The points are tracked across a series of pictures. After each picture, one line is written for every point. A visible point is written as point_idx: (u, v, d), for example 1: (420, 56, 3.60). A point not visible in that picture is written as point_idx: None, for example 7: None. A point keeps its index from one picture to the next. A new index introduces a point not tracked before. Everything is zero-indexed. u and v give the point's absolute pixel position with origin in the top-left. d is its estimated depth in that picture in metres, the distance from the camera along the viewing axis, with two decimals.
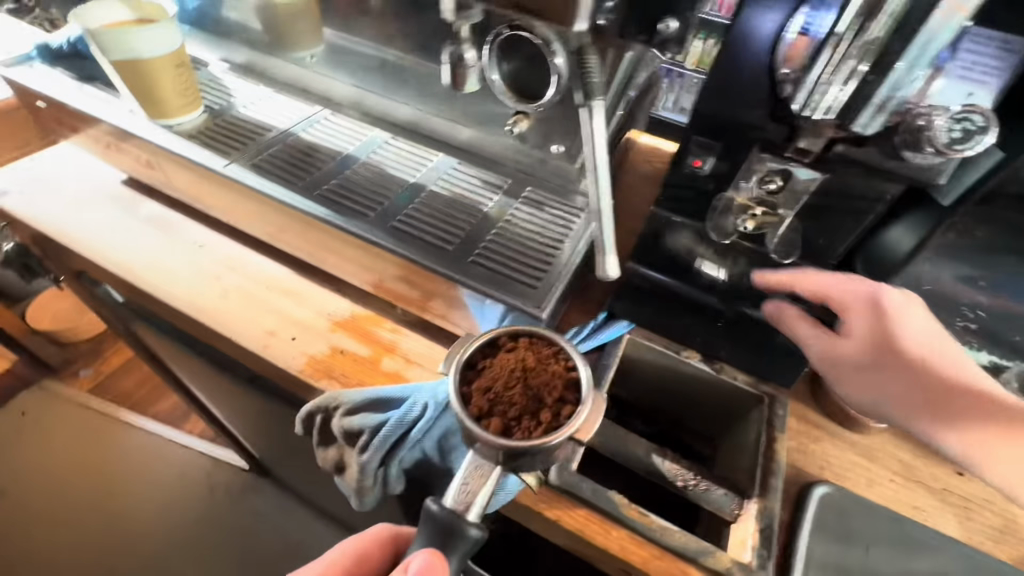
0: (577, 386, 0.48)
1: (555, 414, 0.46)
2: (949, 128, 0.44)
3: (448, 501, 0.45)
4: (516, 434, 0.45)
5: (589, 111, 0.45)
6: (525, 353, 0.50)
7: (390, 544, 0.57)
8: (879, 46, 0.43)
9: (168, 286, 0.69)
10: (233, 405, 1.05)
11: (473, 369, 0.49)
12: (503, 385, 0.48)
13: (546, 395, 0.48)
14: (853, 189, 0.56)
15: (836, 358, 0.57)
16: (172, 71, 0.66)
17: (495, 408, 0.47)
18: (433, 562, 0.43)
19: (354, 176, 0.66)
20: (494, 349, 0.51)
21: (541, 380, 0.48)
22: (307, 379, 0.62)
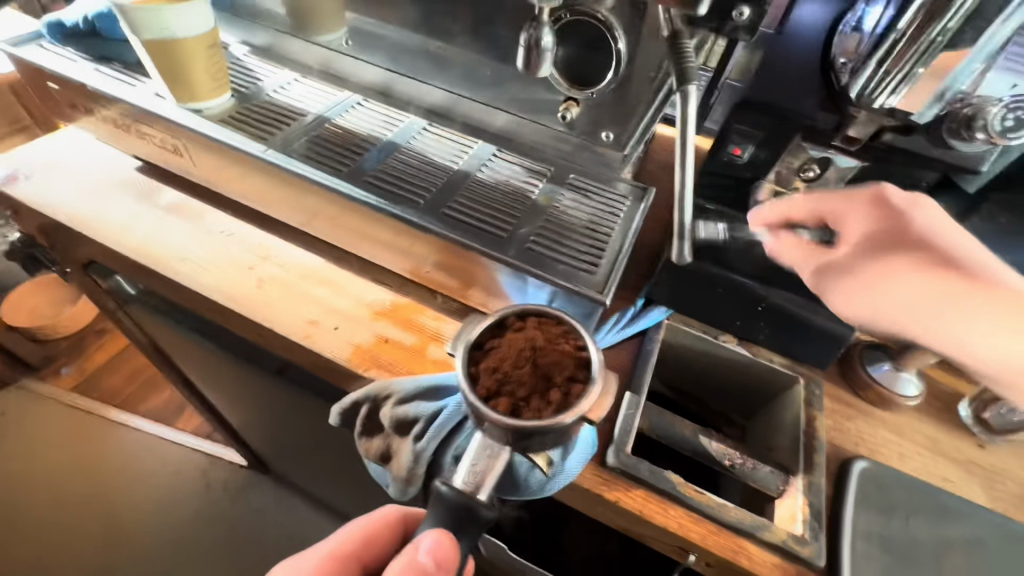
0: (588, 366, 0.47)
1: (566, 394, 0.45)
2: (1004, 117, 0.46)
3: (457, 483, 0.45)
4: (525, 415, 0.44)
5: (683, 95, 0.44)
6: (534, 333, 0.49)
7: (398, 525, 0.57)
8: (949, 36, 0.44)
9: (198, 274, 0.67)
10: (245, 399, 1.03)
11: (480, 349, 0.49)
12: (512, 364, 0.47)
13: (556, 375, 0.47)
14: (892, 178, 0.58)
15: (817, 257, 0.58)
16: (204, 53, 0.64)
17: (503, 388, 0.46)
18: (441, 543, 0.43)
19: (396, 162, 0.65)
20: (503, 329, 0.50)
21: (550, 359, 0.47)
22: (354, 368, 0.61)
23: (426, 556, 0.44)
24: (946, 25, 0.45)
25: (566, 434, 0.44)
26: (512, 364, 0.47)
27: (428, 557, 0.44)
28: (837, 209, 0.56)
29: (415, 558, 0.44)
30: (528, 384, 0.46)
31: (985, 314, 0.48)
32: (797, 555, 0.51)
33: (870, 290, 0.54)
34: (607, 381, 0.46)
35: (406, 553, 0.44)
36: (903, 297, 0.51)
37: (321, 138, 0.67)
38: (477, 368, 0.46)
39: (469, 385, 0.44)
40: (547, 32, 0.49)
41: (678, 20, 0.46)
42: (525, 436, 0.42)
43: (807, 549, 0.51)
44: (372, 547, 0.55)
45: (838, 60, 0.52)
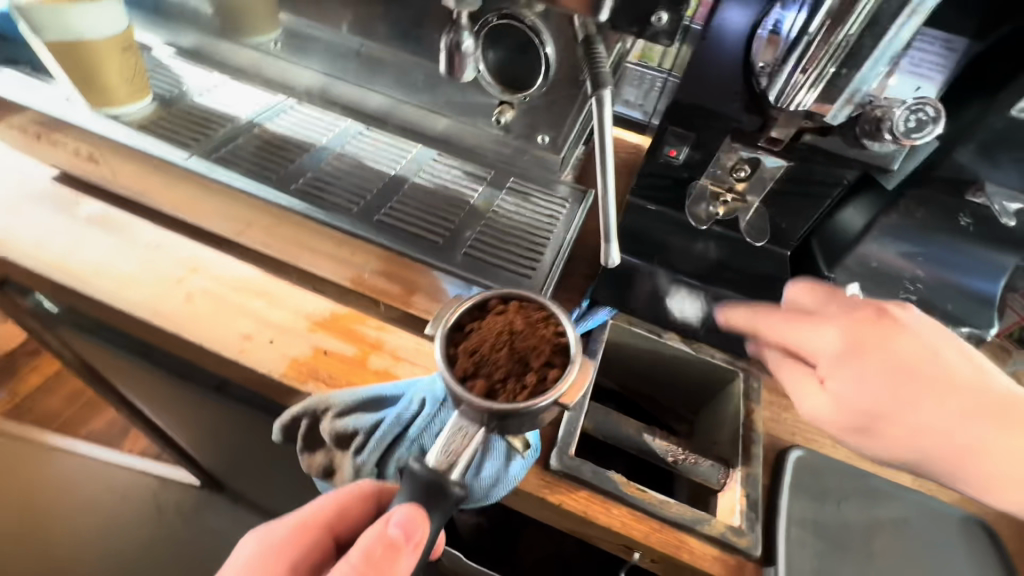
0: (566, 351, 0.46)
1: (541, 378, 0.45)
2: (906, 118, 0.48)
3: (431, 460, 0.44)
4: (501, 397, 0.44)
5: (597, 100, 0.45)
6: (514, 316, 0.48)
7: (372, 499, 0.51)
8: (851, 42, 0.45)
9: (121, 291, 0.63)
10: (191, 419, 0.98)
11: (460, 331, 0.48)
12: (490, 347, 0.46)
13: (533, 358, 0.46)
14: (815, 175, 0.63)
15: (827, 382, 0.47)
16: (120, 56, 0.61)
17: (481, 370, 0.46)
18: (413, 518, 0.43)
19: (331, 169, 0.63)
20: (482, 312, 0.49)
21: (529, 343, 0.46)
22: (291, 383, 0.59)
23: (396, 528, 0.43)
24: (850, 29, 0.45)
25: (542, 417, 0.44)
26: (490, 350, 0.46)
27: (397, 530, 0.42)
28: (811, 342, 0.49)
29: (385, 532, 0.43)
30: (506, 367, 0.46)
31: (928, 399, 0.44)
32: (735, 546, 0.52)
33: (861, 428, 0.46)
34: (585, 363, 0.45)
35: (376, 524, 0.43)
36: (843, 385, 0.46)
37: (252, 145, 0.65)
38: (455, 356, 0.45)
39: (445, 368, 0.43)
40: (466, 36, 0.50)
41: (591, 26, 0.48)
42: (495, 417, 0.42)
43: (744, 539, 0.53)
44: (344, 520, 0.51)
45: (757, 63, 0.54)
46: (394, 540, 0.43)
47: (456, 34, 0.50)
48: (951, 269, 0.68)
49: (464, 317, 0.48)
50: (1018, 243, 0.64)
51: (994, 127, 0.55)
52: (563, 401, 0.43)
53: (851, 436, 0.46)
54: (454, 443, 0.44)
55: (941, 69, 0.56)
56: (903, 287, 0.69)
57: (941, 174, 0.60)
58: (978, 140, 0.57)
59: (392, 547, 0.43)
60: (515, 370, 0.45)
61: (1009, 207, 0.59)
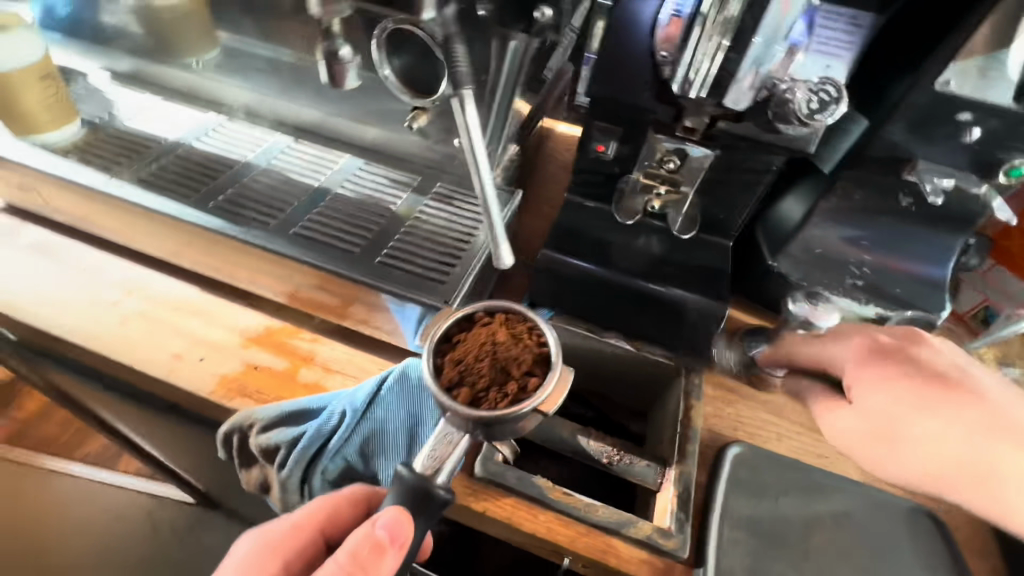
0: (548, 361, 0.44)
1: (523, 387, 0.43)
2: (808, 100, 0.47)
3: (418, 466, 0.44)
4: (483, 407, 0.41)
5: (458, 100, 0.42)
6: (499, 327, 0.45)
7: (364, 502, 0.50)
8: (736, 21, 0.44)
9: (55, 317, 0.64)
10: (162, 439, 0.99)
11: (447, 342, 0.45)
12: (473, 355, 0.43)
13: (515, 367, 0.43)
14: (744, 163, 0.61)
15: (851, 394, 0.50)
16: (36, 85, 0.62)
17: (465, 379, 0.43)
18: (399, 519, 0.41)
19: (253, 185, 0.64)
20: (470, 323, 0.47)
21: (511, 353, 0.44)
22: (219, 400, 0.59)
23: (382, 529, 0.41)
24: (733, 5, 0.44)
25: (523, 425, 0.42)
26: (478, 361, 0.43)
27: (382, 532, 0.41)
28: (840, 358, 0.54)
29: (372, 532, 0.41)
30: (489, 376, 0.43)
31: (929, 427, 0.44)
32: (661, 548, 0.51)
33: (866, 442, 0.48)
34: (565, 373, 0.43)
35: (362, 524, 0.41)
36: (868, 401, 0.48)
37: (177, 164, 0.65)
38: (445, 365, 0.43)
39: (428, 375, 0.41)
40: (342, 43, 0.49)
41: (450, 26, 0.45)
42: (479, 424, 0.40)
43: (672, 541, 0.51)
44: (335, 524, 0.49)
45: (660, 52, 0.51)
46: (381, 544, 0.41)
47: (332, 41, 0.49)
48: (899, 252, 0.66)
49: (455, 325, 0.45)
50: (963, 221, 0.61)
51: (920, 104, 0.53)
52: (545, 410, 0.41)
53: (873, 445, 0.47)
54: (441, 451, 0.43)
55: (849, 46, 0.54)
56: (850, 274, 0.67)
57: (875, 154, 0.58)
58: (907, 119, 0.54)
59: (379, 547, 0.41)
60: (503, 380, 0.43)
61: (941, 184, 0.56)
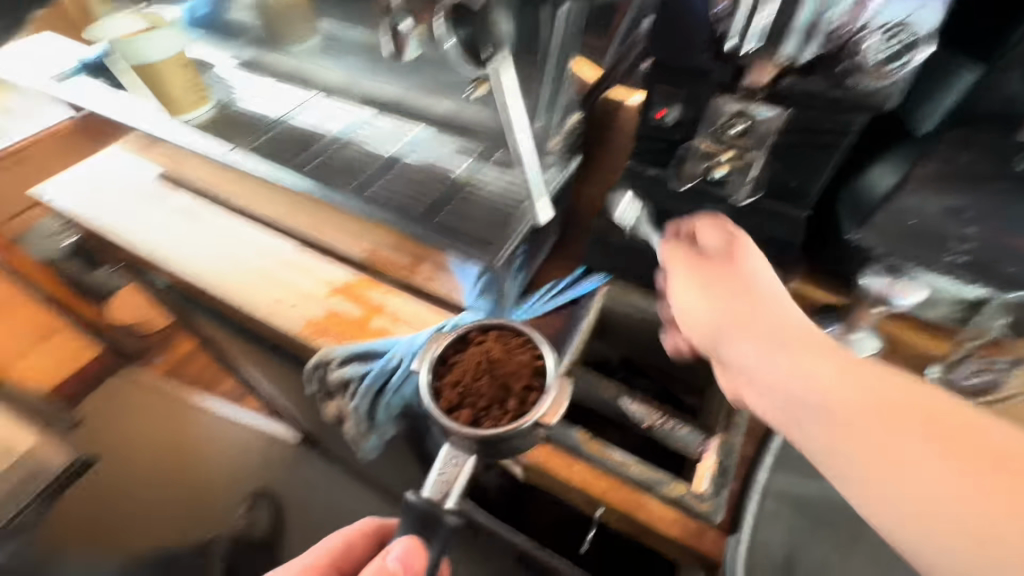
0: (543, 373, 0.50)
1: (522, 400, 0.48)
2: (883, 45, 0.44)
3: (426, 493, 0.47)
4: (485, 425, 0.47)
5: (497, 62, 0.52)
6: (493, 345, 0.52)
7: (373, 537, 0.60)
8: None
9: (191, 264, 0.78)
10: (272, 378, 1.16)
11: (445, 364, 0.51)
12: (471, 376, 0.50)
13: (514, 384, 0.50)
14: (819, 124, 0.54)
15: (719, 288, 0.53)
16: (179, 70, 0.75)
17: (465, 401, 0.49)
18: (412, 549, 0.45)
19: (338, 153, 0.72)
20: (464, 344, 0.53)
21: (508, 369, 0.50)
22: (306, 338, 0.69)
23: (394, 562, 0.44)
24: None
25: (526, 437, 0.47)
26: (471, 379, 0.50)
27: (396, 563, 0.44)
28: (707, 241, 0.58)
29: (384, 565, 0.44)
30: (488, 396, 0.49)
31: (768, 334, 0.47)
32: (693, 510, 0.51)
33: (741, 325, 0.48)
34: (562, 385, 0.49)
35: (375, 559, 0.45)
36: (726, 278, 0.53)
37: (280, 136, 0.75)
38: (442, 387, 0.49)
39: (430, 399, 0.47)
40: (401, 18, 0.55)
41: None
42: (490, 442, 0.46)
43: (704, 505, 0.51)
44: (349, 557, 0.58)
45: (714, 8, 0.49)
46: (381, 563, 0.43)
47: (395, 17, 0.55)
48: None
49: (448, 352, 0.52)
50: None
51: None
52: (544, 421, 0.47)
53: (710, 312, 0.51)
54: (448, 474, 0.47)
55: None
56: (948, 248, 0.58)
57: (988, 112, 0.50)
58: None
59: None
60: (500, 394, 0.50)
61: None
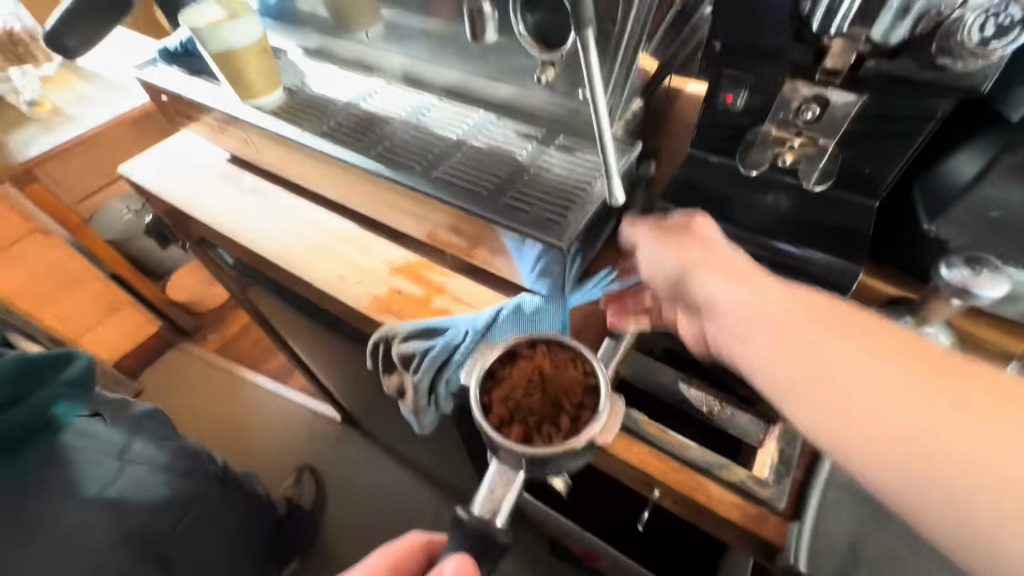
0: (596, 391, 0.47)
1: (575, 418, 0.46)
2: (982, 23, 0.43)
3: (478, 510, 0.45)
4: (538, 442, 0.45)
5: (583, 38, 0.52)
6: (542, 359, 0.50)
7: (423, 550, 0.54)
8: None
9: (261, 242, 0.83)
10: (324, 355, 1.21)
11: (492, 378, 0.50)
12: (522, 392, 0.48)
13: (567, 400, 0.47)
14: (898, 110, 0.53)
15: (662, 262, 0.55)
16: (256, 56, 0.78)
17: (516, 416, 0.47)
18: (465, 567, 0.42)
19: (404, 137, 0.75)
20: (512, 357, 0.51)
21: (559, 386, 0.48)
22: (370, 313, 0.72)
23: None
24: None
25: (581, 458, 0.45)
26: (520, 393, 0.48)
27: None
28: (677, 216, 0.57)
29: None
30: (539, 412, 0.47)
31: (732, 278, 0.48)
32: (755, 495, 0.52)
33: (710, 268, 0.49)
34: (614, 405, 0.46)
35: None
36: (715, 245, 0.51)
37: (349, 121, 0.79)
38: (491, 401, 0.48)
39: (481, 414, 0.45)
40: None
41: None
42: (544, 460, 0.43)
43: (766, 491, 0.52)
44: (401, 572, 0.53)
45: None
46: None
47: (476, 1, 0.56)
48: None
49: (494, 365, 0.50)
50: None
51: None
52: (601, 441, 0.44)
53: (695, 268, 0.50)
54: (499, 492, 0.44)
55: None
56: None
57: None
58: None
59: None
60: (553, 409, 0.47)
61: None
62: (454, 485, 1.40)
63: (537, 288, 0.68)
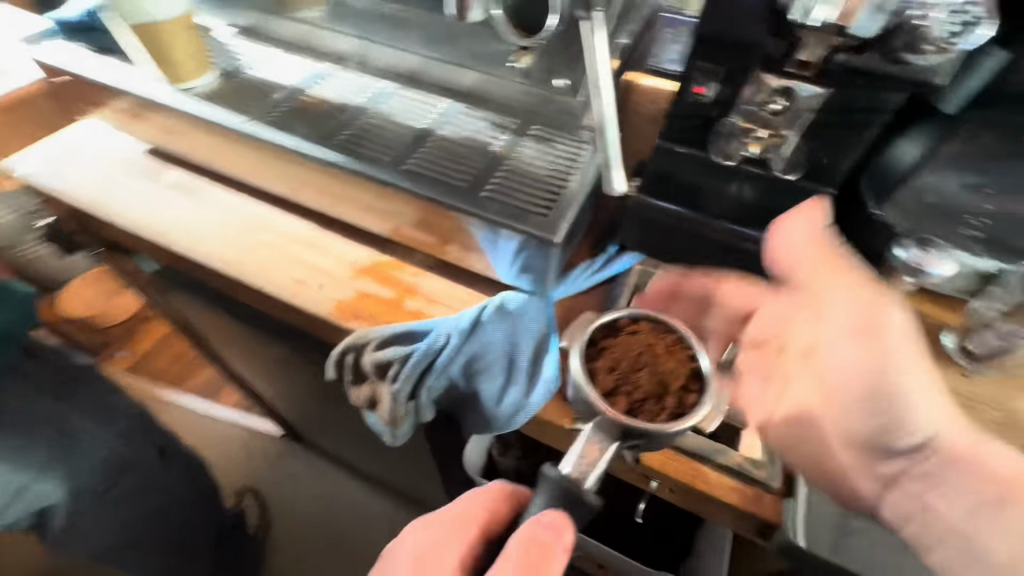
0: (700, 376, 0.49)
1: (681, 401, 0.47)
2: (948, 23, 0.44)
3: (565, 469, 0.45)
4: (642, 417, 0.46)
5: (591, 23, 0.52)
6: (650, 337, 0.51)
7: (514, 498, 0.56)
8: None
9: (198, 246, 0.73)
10: (265, 368, 1.10)
11: (594, 348, 0.50)
12: (628, 366, 0.49)
13: (673, 381, 0.49)
14: (857, 105, 0.54)
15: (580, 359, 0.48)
16: (183, 33, 0.70)
17: (619, 388, 0.48)
18: (559, 522, 0.45)
19: (365, 127, 0.69)
20: (614, 329, 0.52)
21: (667, 367, 0.49)
22: (336, 320, 0.66)
23: (546, 530, 0.45)
24: None
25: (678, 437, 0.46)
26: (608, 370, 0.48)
27: (546, 529, 0.45)
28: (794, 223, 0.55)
29: (536, 531, 0.46)
30: (646, 388, 0.48)
31: (850, 342, 0.49)
32: (751, 476, 0.55)
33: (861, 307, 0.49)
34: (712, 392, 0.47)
35: (526, 526, 0.46)
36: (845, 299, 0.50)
37: (298, 108, 0.71)
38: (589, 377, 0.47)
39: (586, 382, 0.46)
40: None
41: None
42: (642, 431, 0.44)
43: (760, 470, 0.55)
44: (495, 518, 0.55)
45: None
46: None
47: None
48: None
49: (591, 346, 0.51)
50: None
51: None
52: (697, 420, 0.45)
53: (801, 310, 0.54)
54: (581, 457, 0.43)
55: None
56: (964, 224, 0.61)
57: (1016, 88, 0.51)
58: None
59: (544, 547, 0.45)
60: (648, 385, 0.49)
61: None
62: (411, 492, 1.35)
63: (518, 284, 0.66)
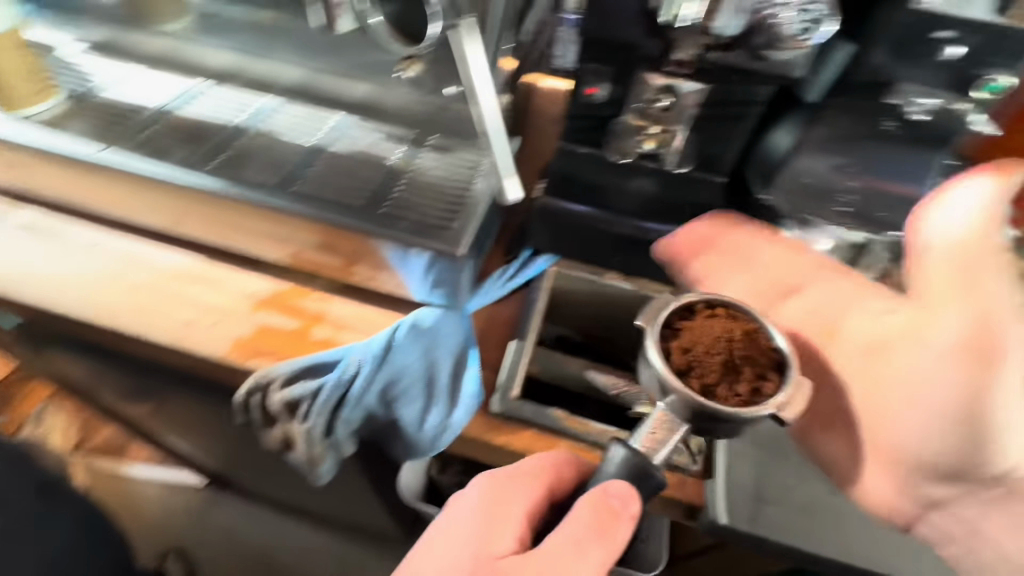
0: (781, 367, 0.44)
1: (755, 389, 0.43)
2: (798, 22, 0.49)
3: (634, 443, 0.44)
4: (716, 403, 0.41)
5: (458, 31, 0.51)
6: (729, 322, 0.46)
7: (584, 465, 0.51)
8: None
9: (58, 296, 0.63)
10: (170, 418, 0.99)
11: (669, 331, 0.45)
12: (706, 348, 0.44)
13: (750, 369, 0.44)
14: (732, 96, 0.58)
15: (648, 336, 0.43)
16: (14, 52, 0.63)
17: (693, 370, 0.43)
18: (627, 494, 0.43)
19: (248, 147, 0.64)
20: (688, 313, 0.47)
21: (746, 352, 0.44)
22: (233, 361, 0.60)
23: (615, 498, 0.43)
24: None
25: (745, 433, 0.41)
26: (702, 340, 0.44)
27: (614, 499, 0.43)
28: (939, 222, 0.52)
29: (604, 498, 0.44)
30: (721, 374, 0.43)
31: (947, 369, 0.52)
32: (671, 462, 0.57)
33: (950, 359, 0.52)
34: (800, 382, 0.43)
35: (595, 490, 0.44)
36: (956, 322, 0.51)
37: (167, 131, 0.65)
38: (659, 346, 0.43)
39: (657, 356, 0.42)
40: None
41: None
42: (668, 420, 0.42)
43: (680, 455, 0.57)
44: (563, 483, 0.50)
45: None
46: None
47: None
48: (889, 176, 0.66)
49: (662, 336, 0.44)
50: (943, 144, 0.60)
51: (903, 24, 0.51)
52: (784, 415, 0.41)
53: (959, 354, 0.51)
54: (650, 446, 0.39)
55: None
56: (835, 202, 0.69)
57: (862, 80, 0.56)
58: (890, 40, 0.52)
59: (611, 516, 0.44)
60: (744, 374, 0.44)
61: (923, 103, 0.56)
62: (351, 526, 1.26)
63: (433, 300, 0.62)
